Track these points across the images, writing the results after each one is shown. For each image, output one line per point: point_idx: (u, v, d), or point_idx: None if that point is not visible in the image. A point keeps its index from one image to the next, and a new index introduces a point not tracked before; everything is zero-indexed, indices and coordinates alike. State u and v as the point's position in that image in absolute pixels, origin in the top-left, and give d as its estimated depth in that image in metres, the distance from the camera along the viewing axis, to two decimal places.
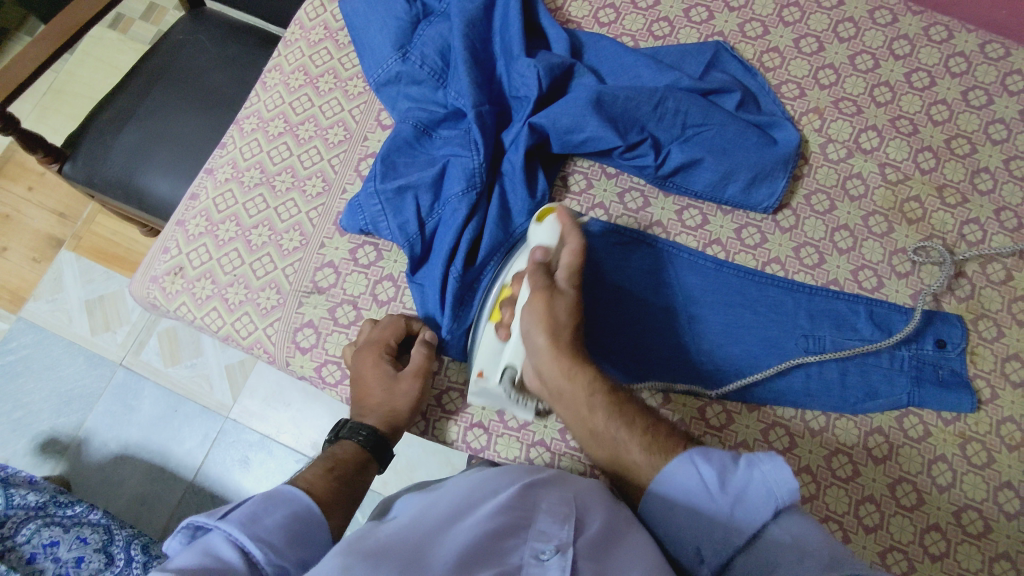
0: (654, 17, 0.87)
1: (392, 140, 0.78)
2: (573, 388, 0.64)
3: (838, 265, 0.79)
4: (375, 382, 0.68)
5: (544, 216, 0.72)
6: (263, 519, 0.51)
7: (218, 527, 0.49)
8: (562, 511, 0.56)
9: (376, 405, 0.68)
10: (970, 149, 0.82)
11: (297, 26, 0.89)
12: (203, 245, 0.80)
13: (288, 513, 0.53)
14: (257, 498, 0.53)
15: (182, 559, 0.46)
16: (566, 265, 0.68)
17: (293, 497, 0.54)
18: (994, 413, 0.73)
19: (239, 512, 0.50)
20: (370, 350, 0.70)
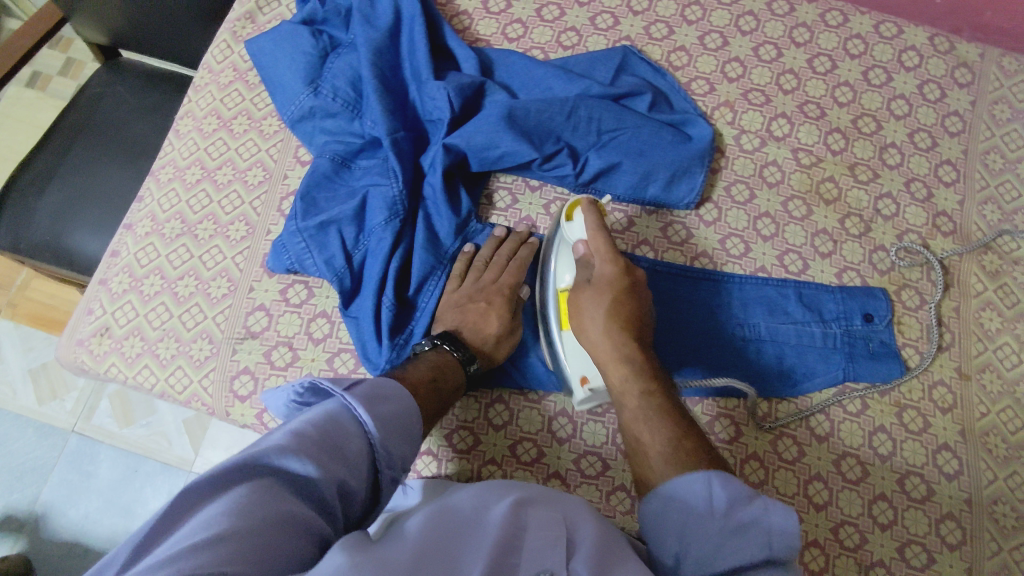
0: (561, 28, 0.88)
1: (311, 176, 0.77)
2: (609, 378, 0.67)
3: (764, 252, 0.80)
4: (498, 309, 0.74)
5: (571, 212, 0.73)
6: (379, 404, 0.54)
7: (340, 395, 0.53)
8: (555, 530, 0.51)
9: (479, 325, 0.72)
10: (876, 127, 0.85)
11: (206, 70, 0.88)
12: (128, 302, 0.78)
13: (400, 407, 0.56)
14: (374, 384, 0.56)
15: (302, 417, 0.49)
16: (599, 256, 0.70)
17: (400, 393, 0.57)
18: (925, 379, 0.76)
19: (359, 391, 0.53)
20: (508, 284, 0.75)
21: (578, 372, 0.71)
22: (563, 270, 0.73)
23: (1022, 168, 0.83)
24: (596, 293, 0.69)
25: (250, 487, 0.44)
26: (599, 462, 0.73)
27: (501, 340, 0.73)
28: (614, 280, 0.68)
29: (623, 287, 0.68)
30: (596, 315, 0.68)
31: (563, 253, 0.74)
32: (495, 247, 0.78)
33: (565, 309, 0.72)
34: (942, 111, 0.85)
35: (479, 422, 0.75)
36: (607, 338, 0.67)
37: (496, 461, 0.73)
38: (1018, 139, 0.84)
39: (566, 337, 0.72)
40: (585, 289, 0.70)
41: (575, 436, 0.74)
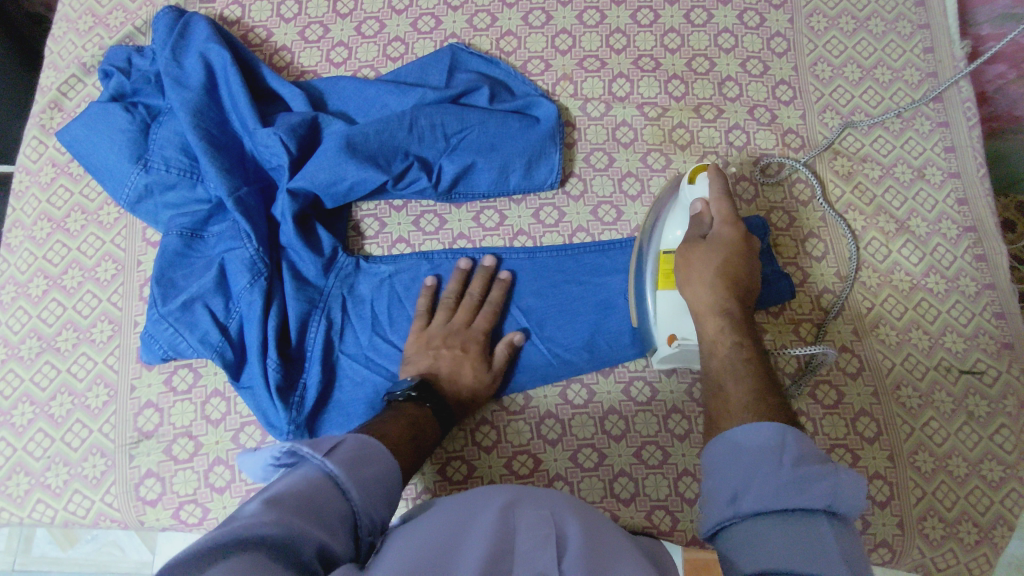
0: (385, 40, 0.86)
1: (161, 256, 0.73)
2: (702, 327, 0.63)
3: (636, 212, 0.81)
4: (473, 356, 0.72)
5: (695, 174, 0.69)
6: (361, 467, 0.49)
7: (319, 459, 0.48)
8: (542, 531, 0.47)
9: (454, 374, 0.70)
10: (709, 65, 0.87)
11: (23, 172, 0.82)
12: (1, 439, 0.73)
13: (383, 470, 0.51)
14: (353, 444, 0.51)
15: (282, 487, 0.43)
16: (719, 219, 0.66)
17: (385, 454, 0.53)
18: (811, 291, 0.79)
19: (341, 455, 0.49)
20: (483, 331, 0.73)
21: (664, 331, 0.69)
22: (675, 225, 0.70)
23: (849, 71, 0.87)
24: (711, 250, 0.64)
25: (235, 563, 0.35)
26: (530, 458, 0.73)
27: (476, 392, 0.71)
28: (734, 243, 0.65)
29: (742, 251, 0.65)
30: (705, 269, 0.64)
31: (676, 210, 0.71)
32: (472, 287, 0.76)
33: (663, 266, 0.69)
34: (765, 35, 0.88)
35: None
36: (708, 289, 0.63)
37: (430, 489, 0.73)
38: (839, 44, 0.88)
39: (659, 295, 0.69)
40: (691, 241, 0.66)
41: (502, 440, 0.74)
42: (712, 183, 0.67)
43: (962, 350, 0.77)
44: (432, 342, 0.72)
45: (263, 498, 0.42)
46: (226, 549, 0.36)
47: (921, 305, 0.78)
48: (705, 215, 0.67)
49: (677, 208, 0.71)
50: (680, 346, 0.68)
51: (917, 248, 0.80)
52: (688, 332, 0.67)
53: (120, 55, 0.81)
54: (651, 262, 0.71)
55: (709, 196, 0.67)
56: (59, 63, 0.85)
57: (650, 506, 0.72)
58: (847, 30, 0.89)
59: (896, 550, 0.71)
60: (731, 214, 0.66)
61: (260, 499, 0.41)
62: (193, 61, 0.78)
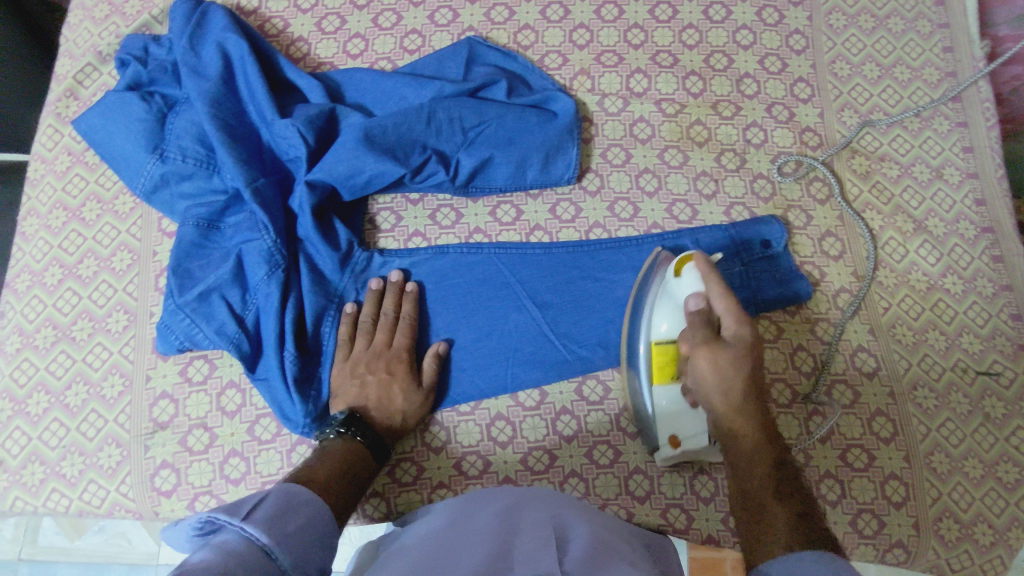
0: (402, 32, 0.86)
1: (178, 247, 0.73)
2: (735, 447, 0.59)
3: (653, 209, 0.81)
4: (400, 378, 0.71)
5: (681, 266, 0.67)
6: (283, 521, 0.50)
7: (237, 525, 0.48)
8: (542, 530, 0.52)
9: (383, 400, 0.70)
10: (728, 61, 0.86)
11: (39, 161, 0.82)
12: (17, 428, 0.73)
13: (308, 517, 0.52)
14: (275, 499, 0.52)
15: (200, 558, 0.43)
16: (730, 317, 0.61)
17: (308, 502, 0.53)
18: (828, 290, 0.79)
19: (261, 512, 0.49)
20: (406, 349, 0.73)
21: (666, 430, 0.69)
22: (663, 318, 0.67)
23: (868, 69, 0.87)
24: (736, 357, 0.60)
25: None
26: (545, 454, 0.73)
27: (408, 413, 0.71)
28: (750, 345, 0.60)
29: (756, 352, 0.61)
30: (724, 382, 0.60)
31: (663, 302, 0.68)
32: (386, 305, 0.74)
33: (658, 365, 0.67)
34: (784, 32, 0.88)
35: (418, 449, 0.73)
36: (733, 395, 0.59)
37: (445, 484, 0.72)
38: (859, 42, 0.88)
39: (659, 391, 0.68)
40: (705, 344, 0.61)
41: (517, 436, 0.74)
42: (703, 275, 0.64)
43: (978, 351, 0.76)
44: (356, 369, 0.71)
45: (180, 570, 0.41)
46: None
47: (938, 305, 0.78)
48: (706, 312, 0.63)
49: (664, 300, 0.68)
50: (681, 448, 0.69)
51: (935, 248, 0.80)
52: (694, 434, 0.68)
53: (136, 44, 0.81)
54: (645, 354, 0.69)
55: (701, 290, 0.64)
56: (74, 51, 0.85)
57: (665, 504, 0.71)
58: (866, 28, 0.88)
59: (911, 551, 0.71)
60: (740, 315, 0.61)
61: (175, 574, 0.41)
62: (210, 52, 0.78)
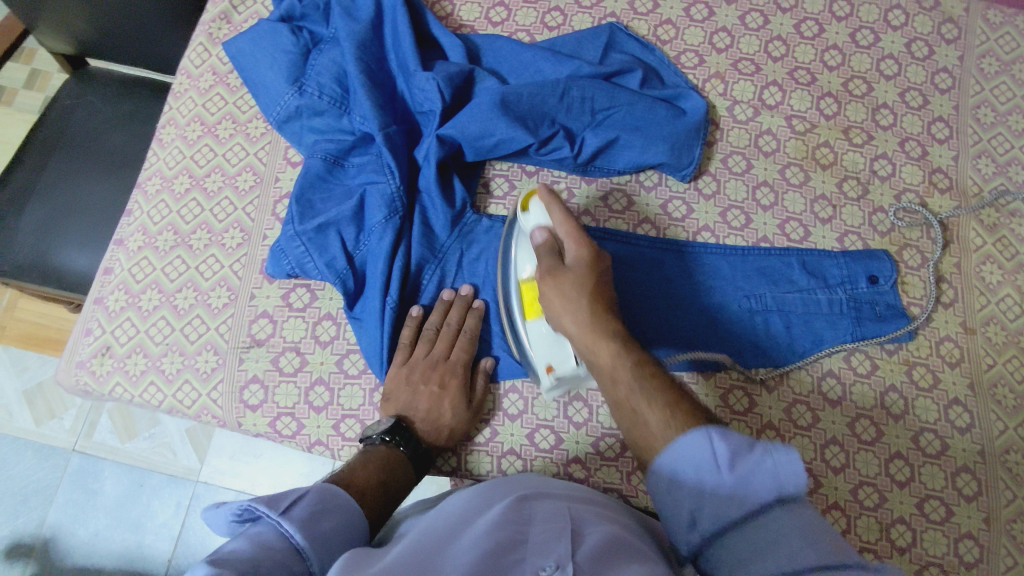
0: (545, 8, 0.87)
1: (304, 177, 0.76)
2: (597, 359, 0.62)
3: (765, 222, 0.80)
4: (452, 393, 0.70)
5: (527, 203, 0.71)
6: (319, 522, 0.50)
7: (274, 518, 0.49)
8: (558, 521, 0.54)
9: (432, 413, 0.70)
10: (867, 88, 0.84)
11: (185, 75, 0.86)
12: (127, 319, 0.77)
13: (341, 520, 0.53)
14: (313, 497, 0.52)
15: (234, 549, 0.44)
16: (569, 240, 0.67)
17: (343, 504, 0.54)
18: (932, 336, 0.77)
19: (299, 510, 0.50)
20: (463, 364, 0.72)
21: (542, 360, 0.69)
22: (525, 260, 0.71)
23: (1013, 120, 0.84)
24: (577, 276, 0.65)
25: None
26: (617, 443, 0.73)
27: (454, 430, 0.70)
28: (588, 266, 0.66)
29: (598, 271, 0.66)
30: (573, 309, 0.64)
31: (522, 243, 0.72)
32: (450, 316, 0.74)
33: (529, 300, 0.70)
34: (930, 69, 0.85)
35: (494, 413, 0.74)
36: (586, 320, 0.63)
37: (515, 452, 0.73)
38: (1007, 92, 0.85)
39: (531, 329, 0.70)
40: (549, 272, 0.66)
41: (593, 419, 0.74)
42: (545, 207, 0.69)
43: None
44: (412, 376, 0.72)
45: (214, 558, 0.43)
46: None
47: None
48: (551, 239, 0.68)
49: (523, 232, 0.72)
50: (557, 376, 0.69)
51: None
52: (564, 359, 0.68)
53: None
54: (513, 294, 0.72)
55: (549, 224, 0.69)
56: None
57: None
58: (1018, 78, 0.85)
59: None
60: (580, 237, 0.67)
61: (206, 561, 0.42)
62: None
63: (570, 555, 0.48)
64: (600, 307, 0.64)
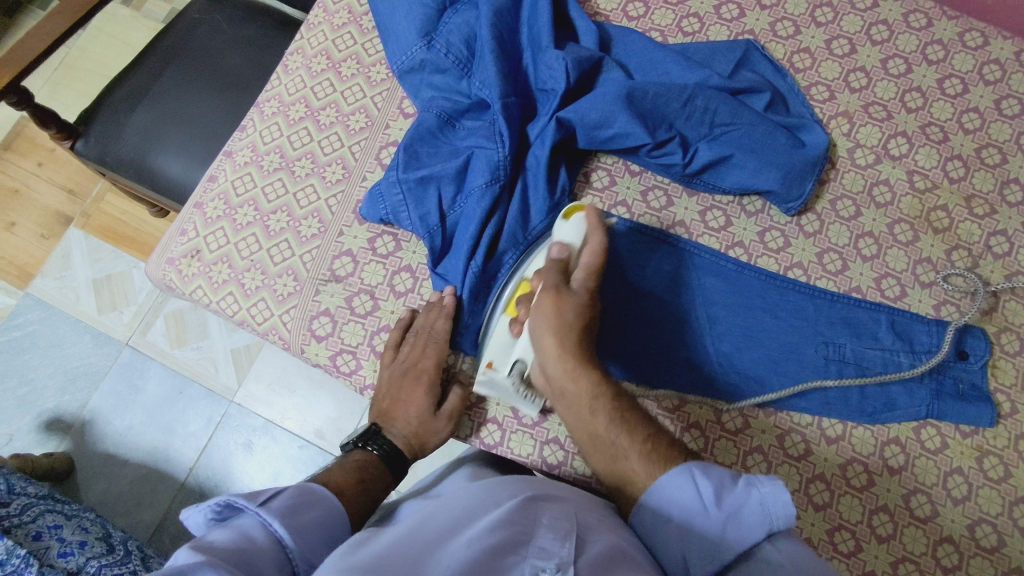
0: (684, 12, 0.86)
1: (415, 129, 0.77)
2: (574, 386, 0.62)
3: (862, 273, 0.78)
4: (421, 401, 0.69)
5: (570, 214, 0.70)
6: (299, 513, 0.51)
7: (254, 511, 0.50)
8: (564, 521, 0.54)
9: (404, 420, 0.69)
10: (1000, 159, 0.80)
11: (321, 9, 0.88)
12: (220, 228, 0.80)
13: (322, 514, 0.53)
14: (294, 490, 0.53)
15: (214, 541, 0.46)
16: (582, 272, 0.67)
17: (326, 498, 0.55)
18: (1012, 428, 0.73)
19: (279, 502, 0.51)
20: (433, 375, 0.70)
21: (488, 354, 0.70)
22: (535, 265, 0.71)
23: None
24: (579, 304, 0.64)
25: None
26: None
27: (425, 439, 0.69)
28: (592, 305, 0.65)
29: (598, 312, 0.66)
30: (558, 329, 0.63)
31: (543, 248, 0.72)
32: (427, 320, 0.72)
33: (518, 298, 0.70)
34: None
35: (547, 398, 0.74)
36: (573, 352, 0.63)
37: (559, 441, 0.72)
38: None
39: (502, 321, 0.71)
40: (554, 287, 0.65)
41: None
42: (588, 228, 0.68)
43: None
44: (390, 379, 0.71)
45: (191, 547, 0.44)
46: None
47: None
48: (565, 259, 0.68)
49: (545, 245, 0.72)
50: (490, 374, 0.69)
51: None
52: (504, 363, 0.69)
53: None
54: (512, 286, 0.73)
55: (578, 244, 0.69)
56: None
57: None
58: None
59: None
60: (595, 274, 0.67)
61: (186, 552, 0.44)
62: None
63: (571, 561, 0.48)
64: (584, 347, 0.63)
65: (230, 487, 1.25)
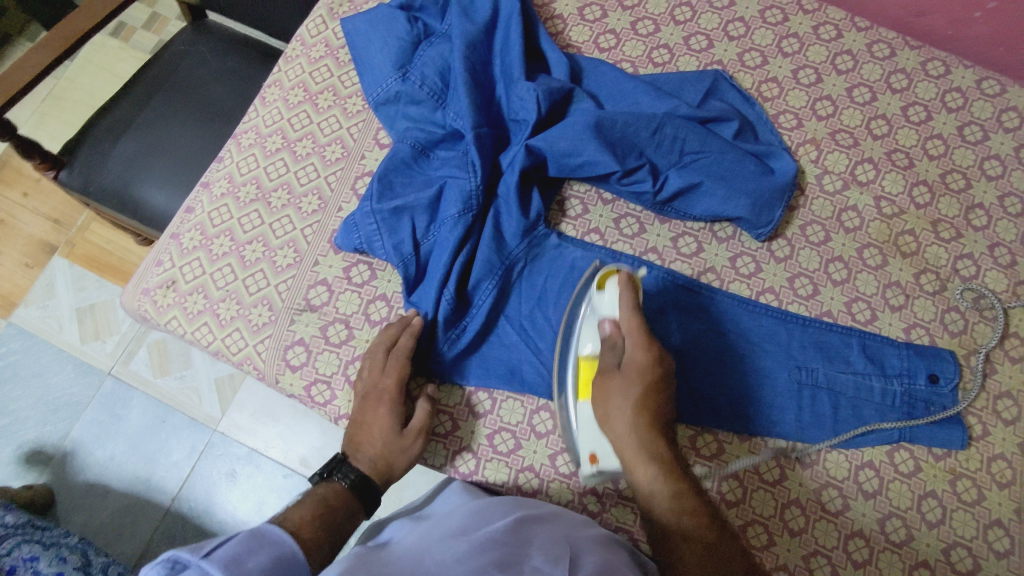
0: (654, 44, 0.88)
1: (390, 159, 0.78)
2: (634, 476, 0.63)
3: (832, 297, 0.79)
4: (383, 420, 0.69)
5: (604, 281, 0.68)
6: (248, 562, 0.48)
7: (201, 565, 0.45)
8: (556, 547, 0.53)
9: (367, 444, 0.68)
10: (964, 184, 0.82)
11: (299, 43, 0.90)
12: (196, 259, 0.80)
13: (275, 560, 0.50)
14: (242, 538, 0.49)
15: None
16: (632, 340, 0.65)
17: (278, 541, 0.52)
18: (985, 450, 0.73)
19: (225, 552, 0.47)
20: (395, 391, 0.70)
21: (586, 448, 0.68)
22: (588, 338, 0.69)
23: None
24: (629, 382, 0.64)
25: None
26: None
27: (392, 460, 0.68)
28: (645, 371, 0.64)
29: (654, 377, 0.64)
30: (624, 404, 0.64)
31: (590, 319, 0.70)
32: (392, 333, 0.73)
33: (585, 381, 0.69)
34: None
35: (522, 426, 0.74)
36: (637, 437, 0.63)
37: (534, 469, 0.72)
38: None
39: (580, 407, 0.69)
40: (608, 380, 0.66)
41: None
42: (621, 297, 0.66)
43: None
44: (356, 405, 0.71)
45: None
46: None
47: None
48: (616, 334, 0.67)
49: (589, 313, 0.70)
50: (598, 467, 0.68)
51: None
52: (609, 456, 0.67)
53: None
54: (570, 371, 0.71)
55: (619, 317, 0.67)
56: None
57: None
58: None
59: None
60: (649, 339, 0.65)
61: None
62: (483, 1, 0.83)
63: None
64: (655, 436, 0.63)
65: (211, 518, 1.23)
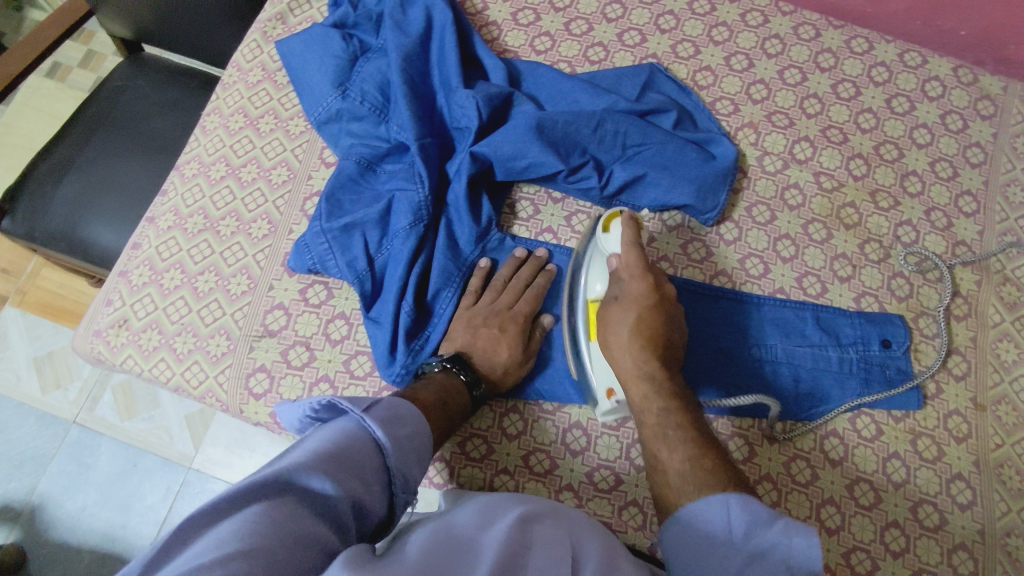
0: (589, 42, 0.89)
1: (336, 177, 0.78)
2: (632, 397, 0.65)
3: (783, 274, 0.81)
4: (511, 336, 0.72)
5: (608, 223, 0.72)
6: (396, 425, 0.56)
7: (358, 415, 0.54)
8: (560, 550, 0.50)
9: (489, 352, 0.71)
10: (897, 154, 0.85)
11: (235, 69, 0.89)
12: (147, 295, 0.79)
13: (414, 429, 0.57)
14: (389, 403, 0.57)
15: (316, 442, 0.50)
16: (629, 273, 0.68)
17: (416, 412, 0.59)
18: (940, 408, 0.76)
19: (378, 412, 0.55)
20: (524, 316, 0.74)
21: (603, 383, 0.70)
22: (596, 279, 0.72)
23: None
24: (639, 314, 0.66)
25: (268, 505, 0.44)
26: (612, 476, 0.72)
27: (510, 369, 0.71)
28: (641, 298, 0.66)
29: (653, 305, 0.66)
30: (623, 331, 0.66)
31: (596, 261, 0.73)
32: (519, 272, 0.77)
33: (594, 319, 0.71)
34: (963, 142, 0.85)
35: (493, 430, 0.74)
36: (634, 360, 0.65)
37: (508, 472, 0.72)
38: None
39: (593, 347, 0.71)
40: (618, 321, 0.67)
41: (589, 449, 0.73)
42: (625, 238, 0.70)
43: None
44: (474, 320, 0.74)
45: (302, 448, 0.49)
46: (268, 489, 0.45)
47: None
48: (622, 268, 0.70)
49: (595, 253, 0.73)
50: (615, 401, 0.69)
51: None
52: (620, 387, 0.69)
53: None
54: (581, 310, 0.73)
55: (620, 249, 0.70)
56: None
57: None
58: None
59: None
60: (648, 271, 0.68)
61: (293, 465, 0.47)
62: (416, 13, 0.84)
63: None
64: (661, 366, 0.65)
65: None
